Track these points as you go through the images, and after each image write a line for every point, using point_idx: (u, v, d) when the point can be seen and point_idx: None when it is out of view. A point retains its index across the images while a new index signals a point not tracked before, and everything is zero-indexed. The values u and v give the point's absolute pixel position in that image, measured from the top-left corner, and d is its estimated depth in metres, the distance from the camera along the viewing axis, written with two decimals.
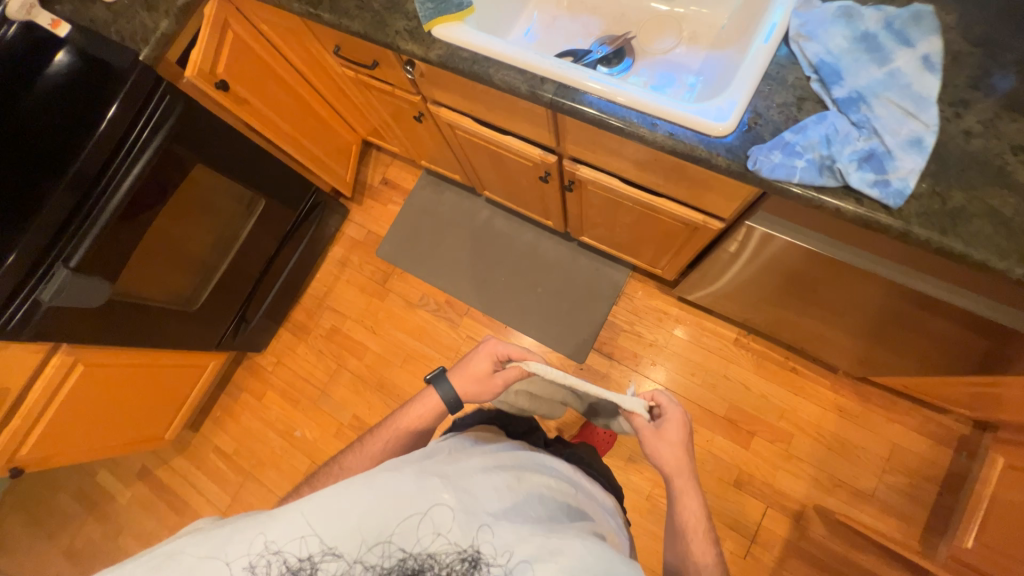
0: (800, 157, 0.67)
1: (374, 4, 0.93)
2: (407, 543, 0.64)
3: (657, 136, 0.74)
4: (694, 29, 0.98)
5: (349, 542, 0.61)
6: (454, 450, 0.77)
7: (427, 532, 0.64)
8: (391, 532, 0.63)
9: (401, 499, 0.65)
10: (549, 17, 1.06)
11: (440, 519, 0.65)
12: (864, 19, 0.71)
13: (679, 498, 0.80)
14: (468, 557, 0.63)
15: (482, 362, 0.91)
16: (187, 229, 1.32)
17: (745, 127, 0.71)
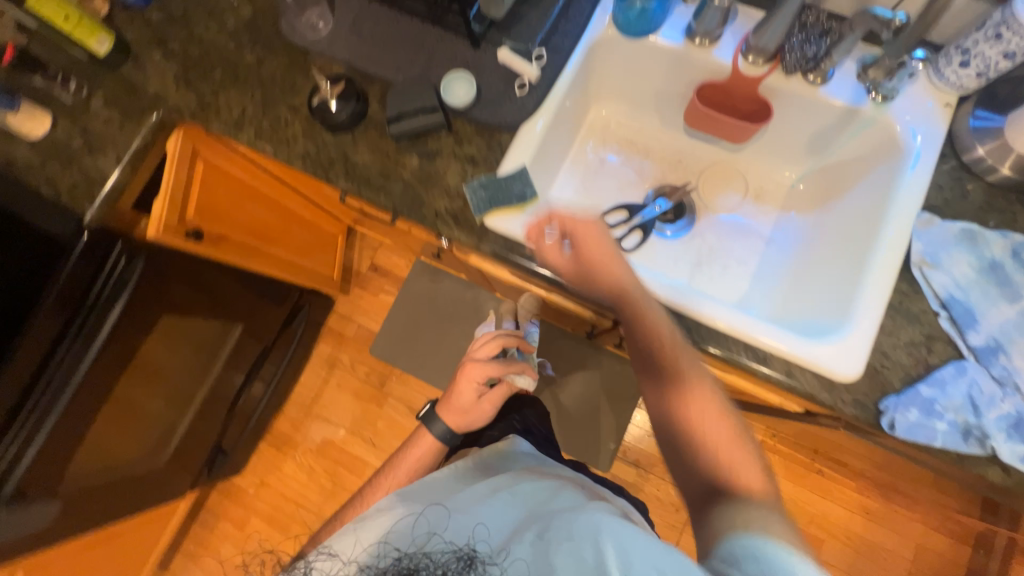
0: (940, 419, 0.59)
1: (404, 173, 0.76)
2: (402, 543, 0.58)
3: (774, 378, 0.64)
4: (760, 185, 0.88)
5: (349, 542, 0.61)
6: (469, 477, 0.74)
7: (422, 536, 0.58)
8: (387, 533, 0.60)
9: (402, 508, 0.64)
10: (596, 158, 0.92)
11: (436, 523, 0.59)
12: (989, 244, 0.64)
13: (660, 354, 0.61)
14: (461, 556, 0.53)
15: (465, 390, 0.86)
16: (171, 377, 1.11)
17: (871, 371, 0.63)
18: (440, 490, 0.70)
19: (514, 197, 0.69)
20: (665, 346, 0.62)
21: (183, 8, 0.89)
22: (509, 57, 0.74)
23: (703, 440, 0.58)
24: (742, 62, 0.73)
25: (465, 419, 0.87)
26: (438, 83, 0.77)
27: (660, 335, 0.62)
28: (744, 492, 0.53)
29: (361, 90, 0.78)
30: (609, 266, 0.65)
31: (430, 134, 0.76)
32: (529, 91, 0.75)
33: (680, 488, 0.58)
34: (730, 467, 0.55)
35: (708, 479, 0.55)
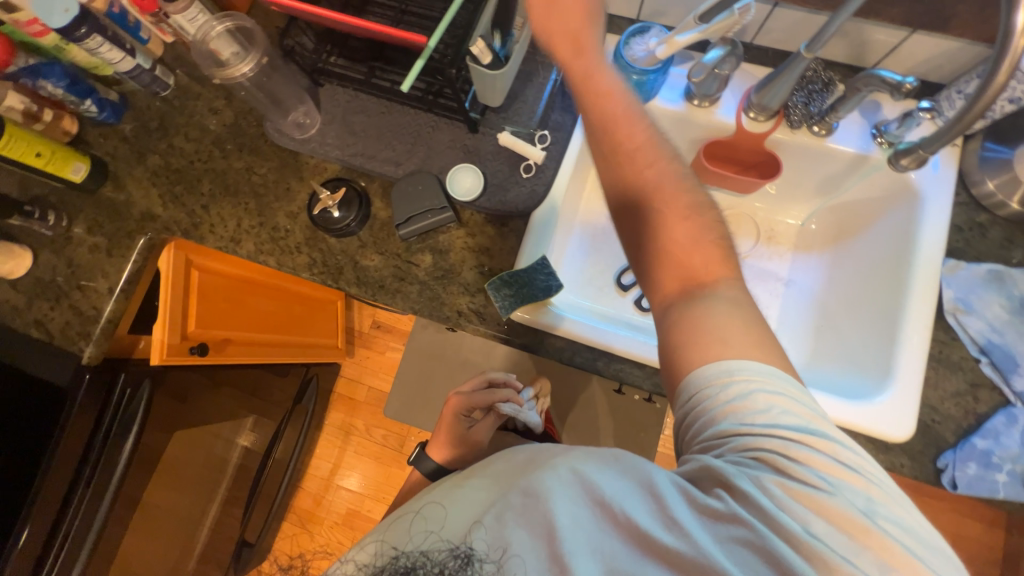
0: (999, 470, 0.58)
1: (417, 271, 0.73)
2: (398, 540, 0.48)
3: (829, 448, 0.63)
4: (772, 227, 0.87)
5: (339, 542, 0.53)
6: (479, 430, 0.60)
7: (417, 528, 0.48)
8: (378, 531, 0.51)
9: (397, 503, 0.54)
10: (604, 220, 0.90)
11: (429, 515, 0.48)
12: (1016, 282, 0.64)
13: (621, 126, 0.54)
14: (459, 557, 0.44)
15: (447, 428, 0.76)
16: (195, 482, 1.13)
17: (921, 426, 0.62)
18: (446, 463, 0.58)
19: (539, 289, 0.67)
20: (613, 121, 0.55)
21: (157, 116, 0.85)
22: (511, 141, 0.72)
23: (673, 249, 0.52)
24: (746, 120, 0.72)
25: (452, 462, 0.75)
26: (440, 175, 0.74)
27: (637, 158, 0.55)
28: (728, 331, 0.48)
29: (361, 190, 0.75)
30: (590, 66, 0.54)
31: (441, 229, 0.73)
32: (535, 174, 0.73)
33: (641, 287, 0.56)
34: (714, 345, 0.46)
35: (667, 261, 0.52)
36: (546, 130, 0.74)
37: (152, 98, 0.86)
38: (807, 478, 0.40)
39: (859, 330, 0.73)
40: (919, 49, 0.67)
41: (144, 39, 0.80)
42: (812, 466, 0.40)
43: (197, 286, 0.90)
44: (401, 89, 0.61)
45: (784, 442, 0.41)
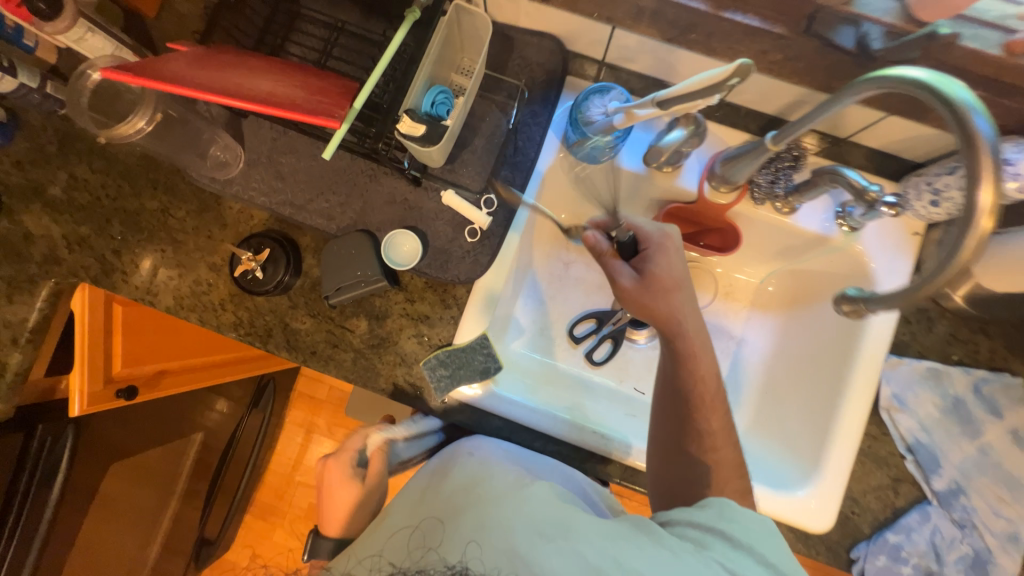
0: (906, 564, 0.62)
1: (353, 337, 0.69)
2: (396, 557, 0.51)
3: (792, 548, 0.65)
4: (729, 286, 0.84)
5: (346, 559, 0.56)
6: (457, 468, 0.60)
7: (416, 546, 0.51)
8: (382, 547, 0.54)
9: (401, 523, 0.56)
10: (560, 267, 0.86)
11: (431, 535, 0.51)
12: (951, 381, 0.64)
13: (686, 362, 0.62)
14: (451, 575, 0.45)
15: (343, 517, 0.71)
16: None
17: (842, 517, 0.65)
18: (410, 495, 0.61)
19: (477, 370, 0.66)
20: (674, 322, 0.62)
21: (57, 139, 0.74)
22: (455, 202, 0.66)
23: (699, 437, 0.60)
24: (707, 189, 0.67)
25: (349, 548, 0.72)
26: (377, 235, 0.68)
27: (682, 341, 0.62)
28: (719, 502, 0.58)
29: (290, 245, 0.69)
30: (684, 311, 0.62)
31: (377, 295, 0.68)
32: (481, 240, 0.67)
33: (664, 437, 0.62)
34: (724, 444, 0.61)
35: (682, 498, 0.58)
36: (492, 191, 0.68)
37: (47, 116, 0.74)
38: None
39: (797, 415, 0.72)
40: (895, 129, 0.62)
41: (28, 46, 0.68)
42: None
43: (123, 325, 0.85)
44: (324, 157, 0.53)
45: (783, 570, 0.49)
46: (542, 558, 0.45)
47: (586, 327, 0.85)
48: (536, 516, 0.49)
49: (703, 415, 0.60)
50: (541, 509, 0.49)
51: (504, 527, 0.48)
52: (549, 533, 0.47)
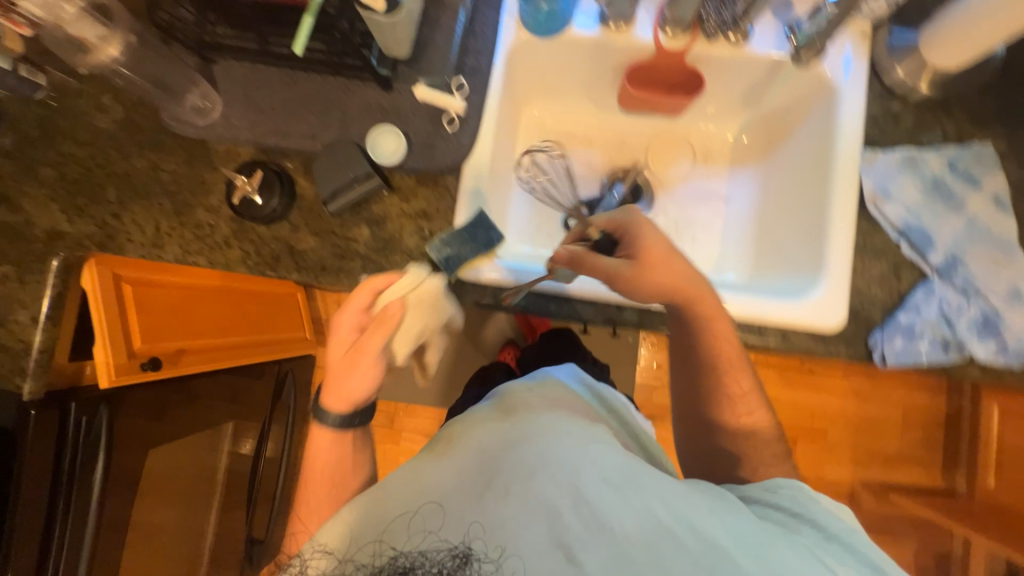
0: (921, 340, 0.64)
1: (357, 245, 0.71)
2: (398, 542, 0.48)
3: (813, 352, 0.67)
4: (706, 146, 0.88)
5: (337, 534, 0.49)
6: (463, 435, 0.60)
7: (417, 529, 0.49)
8: (382, 528, 0.49)
9: (386, 502, 0.51)
10: (542, 161, 0.89)
11: (427, 517, 0.49)
12: (927, 163, 0.68)
13: (710, 328, 0.65)
14: (457, 556, 0.47)
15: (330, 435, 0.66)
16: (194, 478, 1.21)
17: (854, 312, 0.67)
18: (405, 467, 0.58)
19: (480, 244, 0.68)
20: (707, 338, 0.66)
21: (38, 123, 0.76)
22: (427, 94, 0.69)
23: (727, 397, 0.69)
24: (662, 37, 0.70)
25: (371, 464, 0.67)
26: (360, 141, 0.71)
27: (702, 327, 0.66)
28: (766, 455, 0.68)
29: (280, 170, 0.71)
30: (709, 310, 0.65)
31: (373, 198, 0.71)
32: (459, 126, 0.70)
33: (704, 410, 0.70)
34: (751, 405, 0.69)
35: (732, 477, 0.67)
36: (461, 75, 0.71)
37: (26, 103, 0.76)
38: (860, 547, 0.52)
39: (793, 239, 0.75)
40: None
41: None
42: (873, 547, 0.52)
43: (135, 303, 0.87)
44: (295, 51, 0.61)
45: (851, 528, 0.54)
46: (609, 505, 0.49)
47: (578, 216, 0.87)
48: (598, 478, 0.50)
49: (727, 381, 0.68)
50: (607, 466, 0.52)
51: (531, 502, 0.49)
52: (613, 480, 0.51)
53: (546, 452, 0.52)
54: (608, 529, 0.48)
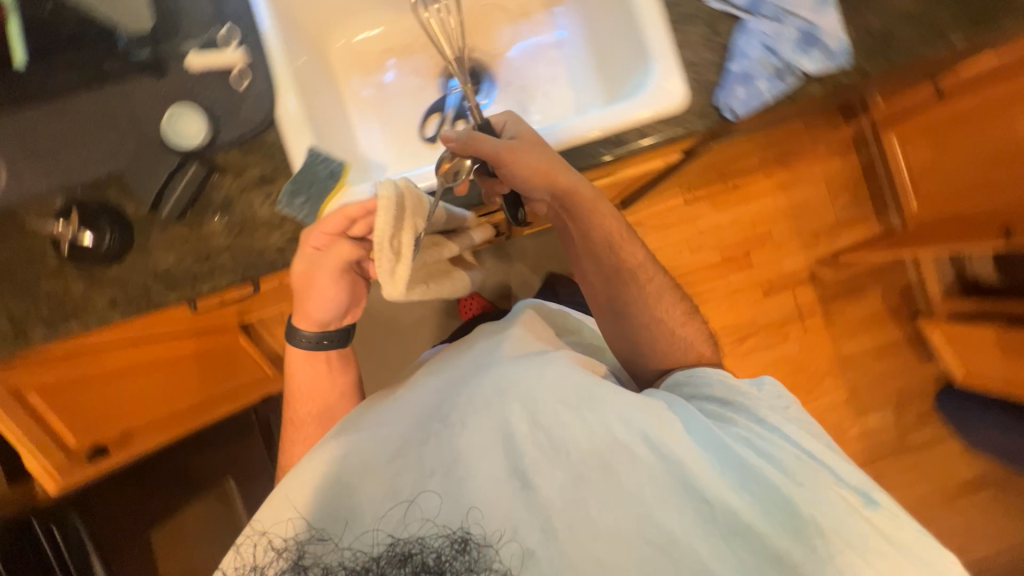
0: (758, 78, 0.67)
1: (217, 240, 0.68)
2: (394, 528, 0.65)
3: (674, 135, 0.69)
4: (519, 1, 0.88)
5: (334, 524, 0.67)
6: (403, 443, 0.72)
7: (415, 518, 0.66)
8: (378, 516, 0.66)
9: (374, 467, 0.71)
10: (376, 89, 0.88)
11: (424, 502, 0.66)
12: None
13: (602, 219, 0.82)
14: (455, 539, 0.64)
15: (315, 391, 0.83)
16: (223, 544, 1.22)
17: (692, 82, 0.69)
18: (364, 502, 0.68)
19: (327, 179, 0.67)
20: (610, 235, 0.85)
21: None
22: (202, 62, 0.67)
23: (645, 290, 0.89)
24: None
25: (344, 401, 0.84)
26: (160, 138, 0.66)
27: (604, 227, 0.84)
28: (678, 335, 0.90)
29: (104, 205, 0.66)
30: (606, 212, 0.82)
31: (207, 188, 0.67)
32: (252, 78, 0.68)
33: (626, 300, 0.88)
34: (663, 294, 0.91)
35: (660, 364, 0.90)
36: (229, 23, 0.69)
37: None
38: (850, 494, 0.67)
39: (619, 44, 0.77)
40: None
41: None
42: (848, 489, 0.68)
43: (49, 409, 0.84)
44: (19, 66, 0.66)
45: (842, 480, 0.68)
46: (566, 417, 0.70)
47: (435, 125, 0.86)
48: (551, 399, 0.72)
49: (639, 275, 0.89)
50: (564, 392, 0.73)
51: (575, 513, 0.65)
52: (569, 403, 0.72)
53: (491, 389, 0.74)
54: (593, 464, 0.68)
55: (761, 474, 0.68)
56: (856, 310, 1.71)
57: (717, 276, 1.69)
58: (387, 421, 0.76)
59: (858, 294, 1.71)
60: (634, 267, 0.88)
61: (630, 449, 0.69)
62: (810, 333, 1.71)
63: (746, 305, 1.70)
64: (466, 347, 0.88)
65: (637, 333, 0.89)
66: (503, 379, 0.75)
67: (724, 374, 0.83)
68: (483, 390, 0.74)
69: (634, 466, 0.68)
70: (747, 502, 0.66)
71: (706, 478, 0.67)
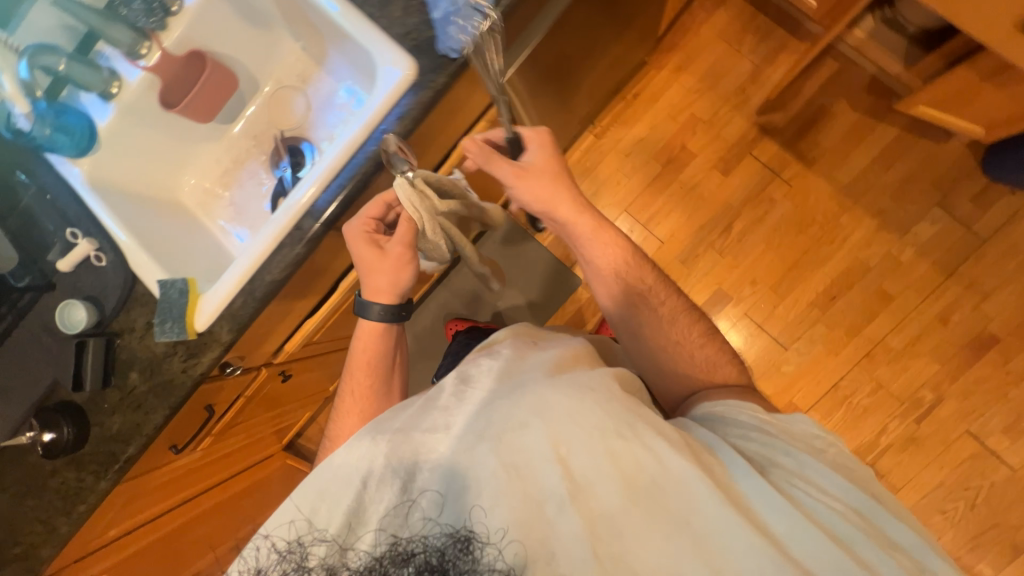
0: (462, 11, 0.71)
1: (139, 389, 0.81)
2: (395, 529, 0.58)
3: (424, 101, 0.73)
4: (295, 74, 0.98)
5: (335, 520, 0.59)
6: (433, 453, 0.61)
7: (417, 523, 0.58)
8: (381, 518, 0.59)
9: (385, 477, 0.61)
10: (230, 207, 1.00)
11: (430, 507, 0.58)
12: None
13: (594, 241, 0.87)
14: (457, 540, 0.55)
15: (356, 385, 0.83)
16: None
17: (414, 49, 0.74)
18: (380, 511, 0.59)
19: (183, 298, 0.77)
20: (609, 261, 0.88)
21: None
22: (69, 263, 0.81)
23: (665, 311, 0.87)
24: (145, 61, 0.88)
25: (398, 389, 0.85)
26: (64, 334, 0.80)
27: (599, 252, 0.88)
28: (702, 361, 0.85)
29: (57, 402, 0.81)
30: (604, 239, 0.88)
31: (114, 352, 0.81)
32: (105, 253, 0.82)
33: (642, 311, 0.87)
34: (692, 330, 0.88)
35: (692, 381, 0.84)
36: (71, 226, 0.83)
37: None
38: (908, 552, 0.59)
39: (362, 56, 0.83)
40: None
41: None
42: (906, 543, 0.60)
43: None
44: None
45: (903, 539, 0.60)
46: (627, 446, 0.58)
47: None
48: (607, 417, 0.60)
49: (656, 302, 0.88)
50: (623, 416, 0.60)
51: (626, 532, 0.55)
52: (627, 431, 0.59)
53: (531, 401, 0.61)
54: (641, 491, 0.57)
55: (824, 518, 0.59)
56: (832, 133, 1.52)
57: (668, 183, 1.60)
58: (422, 429, 0.64)
59: (824, 117, 1.52)
60: (644, 290, 0.88)
61: (686, 489, 0.57)
62: (796, 182, 1.54)
63: (712, 193, 1.58)
64: (498, 349, 0.76)
65: (657, 349, 0.85)
66: (557, 394, 0.61)
67: (754, 409, 0.75)
68: (533, 400, 0.61)
69: (693, 497, 0.57)
70: (813, 545, 0.55)
71: (765, 515, 0.58)
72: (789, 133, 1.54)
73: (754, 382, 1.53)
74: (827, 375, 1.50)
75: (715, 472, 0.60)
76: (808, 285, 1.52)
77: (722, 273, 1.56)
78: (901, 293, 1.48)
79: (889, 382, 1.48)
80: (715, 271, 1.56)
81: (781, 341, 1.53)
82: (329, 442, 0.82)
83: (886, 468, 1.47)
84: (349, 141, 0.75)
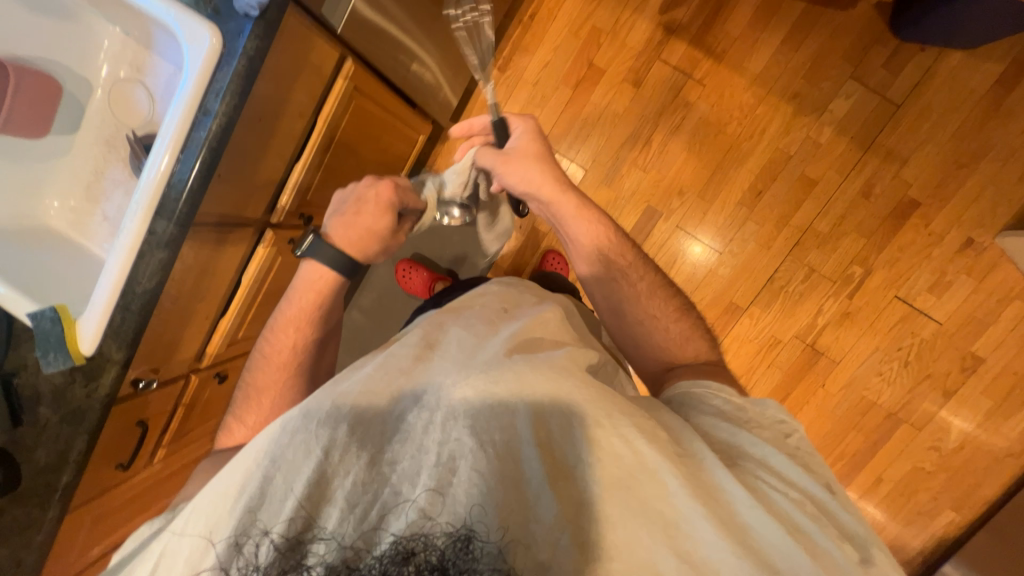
0: None
1: (52, 423, 0.81)
2: (346, 532, 0.43)
3: (238, 66, 0.71)
4: (124, 62, 0.91)
5: (280, 527, 0.45)
6: (395, 445, 0.49)
7: (379, 521, 0.44)
8: (332, 523, 0.44)
9: (336, 478, 0.47)
10: (102, 219, 0.95)
11: (394, 506, 0.44)
12: None
13: (567, 219, 0.77)
14: (437, 534, 0.41)
15: (291, 335, 0.76)
16: None
17: (214, 13, 0.72)
18: (344, 489, 0.46)
19: (55, 326, 0.76)
20: (593, 240, 0.77)
21: None
22: None
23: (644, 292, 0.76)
24: None
25: (331, 345, 0.82)
26: None
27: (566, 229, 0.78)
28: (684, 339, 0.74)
29: None
30: (580, 214, 0.77)
31: (15, 392, 0.80)
32: None
33: (619, 289, 0.76)
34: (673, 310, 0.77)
35: (664, 360, 0.73)
36: None
37: None
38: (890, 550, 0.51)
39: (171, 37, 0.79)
40: None
41: None
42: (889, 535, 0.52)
43: None
44: None
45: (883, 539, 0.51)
46: (620, 416, 0.49)
47: None
48: (590, 388, 0.51)
49: (637, 286, 0.77)
50: (608, 392, 0.52)
51: (604, 519, 0.45)
52: (617, 404, 0.51)
53: (512, 372, 0.51)
54: (646, 466, 0.47)
55: (794, 517, 0.47)
56: (736, 21, 1.46)
57: (581, 106, 1.54)
58: (391, 405, 0.52)
59: (726, 5, 1.45)
60: (623, 265, 0.77)
61: (687, 461, 0.48)
62: (709, 80, 1.49)
63: (627, 109, 1.53)
64: (459, 318, 0.65)
65: (629, 330, 0.76)
66: (536, 368, 0.52)
67: (730, 390, 0.62)
68: (522, 371, 0.51)
69: (661, 488, 0.46)
70: (796, 552, 0.44)
71: (741, 508, 0.46)
72: (694, 29, 1.47)
73: (696, 290, 1.57)
74: (763, 270, 1.54)
75: (687, 458, 0.49)
76: (734, 185, 1.52)
77: (650, 189, 1.55)
78: (823, 175, 1.48)
79: (820, 265, 1.52)
80: (642, 187, 1.55)
81: (715, 246, 1.55)
82: (249, 388, 0.76)
83: (826, 344, 1.55)
84: (171, 130, 0.72)
